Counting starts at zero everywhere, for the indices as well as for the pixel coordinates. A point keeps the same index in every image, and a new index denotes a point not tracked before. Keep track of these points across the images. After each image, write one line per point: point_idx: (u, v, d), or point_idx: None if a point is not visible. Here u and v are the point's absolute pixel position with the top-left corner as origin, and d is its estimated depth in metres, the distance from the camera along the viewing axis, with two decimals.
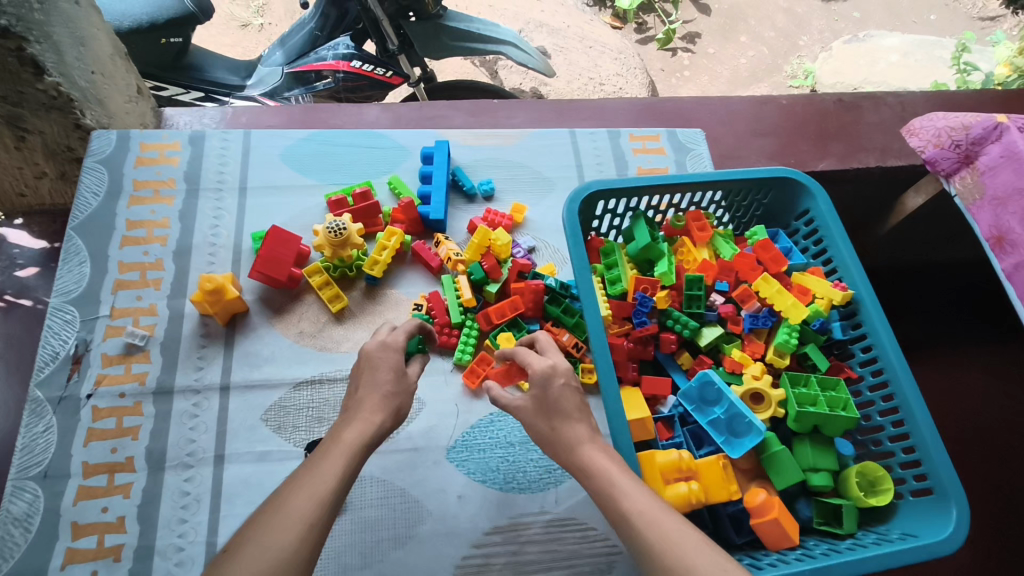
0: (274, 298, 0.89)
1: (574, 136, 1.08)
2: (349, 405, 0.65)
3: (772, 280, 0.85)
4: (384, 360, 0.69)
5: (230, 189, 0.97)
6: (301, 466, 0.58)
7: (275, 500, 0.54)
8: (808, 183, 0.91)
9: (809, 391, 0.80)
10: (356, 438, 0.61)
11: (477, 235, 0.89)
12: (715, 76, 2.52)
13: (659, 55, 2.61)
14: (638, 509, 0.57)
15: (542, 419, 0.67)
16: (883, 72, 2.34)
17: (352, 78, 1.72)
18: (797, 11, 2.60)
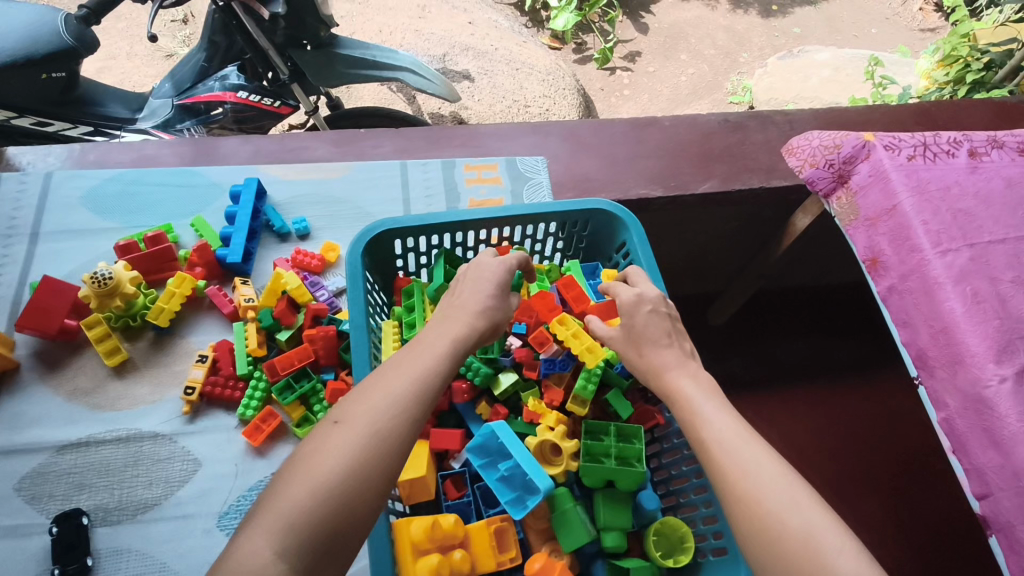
0: (51, 352, 0.84)
1: (404, 167, 1.04)
2: (445, 310, 0.67)
3: (569, 321, 0.79)
4: (491, 271, 0.71)
5: (20, 235, 0.92)
6: (395, 360, 0.60)
7: (375, 386, 0.57)
8: (619, 214, 0.86)
9: (602, 442, 0.74)
10: (444, 338, 0.63)
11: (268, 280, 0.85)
12: (656, 94, 2.51)
13: (599, 75, 2.61)
14: (718, 435, 0.59)
15: (631, 349, 0.69)
16: (816, 89, 2.28)
17: (241, 110, 1.64)
18: (738, 29, 2.69)
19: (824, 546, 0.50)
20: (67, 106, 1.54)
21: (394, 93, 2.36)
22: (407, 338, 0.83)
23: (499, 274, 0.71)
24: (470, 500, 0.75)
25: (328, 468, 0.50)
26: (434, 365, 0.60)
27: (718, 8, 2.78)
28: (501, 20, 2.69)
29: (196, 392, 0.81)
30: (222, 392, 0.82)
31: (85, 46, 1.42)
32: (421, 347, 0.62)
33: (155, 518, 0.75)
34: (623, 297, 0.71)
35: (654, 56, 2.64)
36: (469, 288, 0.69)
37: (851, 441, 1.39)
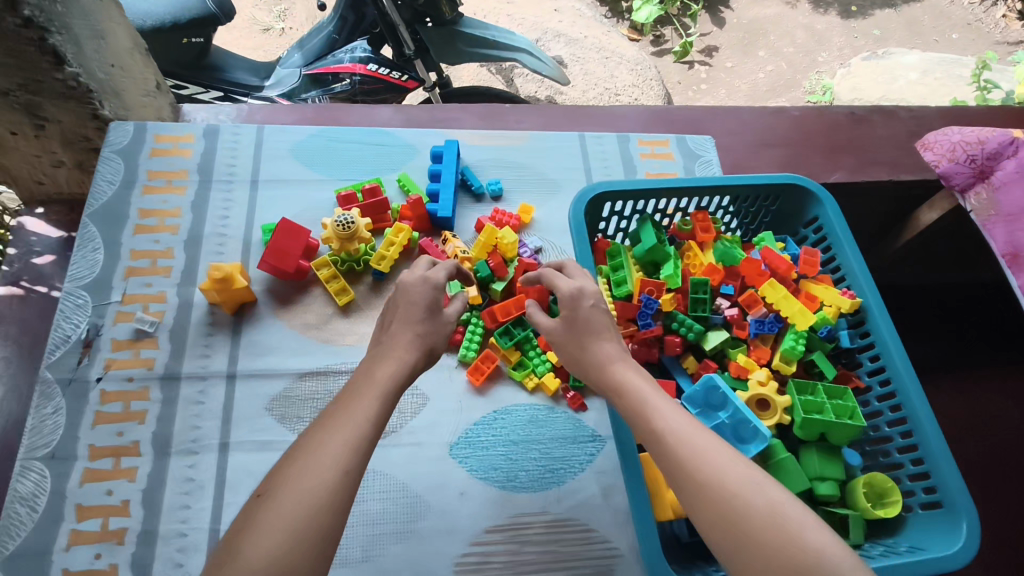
0: (282, 289, 0.90)
1: (582, 139, 1.09)
2: (382, 340, 0.66)
3: (779, 286, 0.84)
4: (421, 301, 0.69)
5: (241, 180, 0.98)
6: (333, 403, 0.58)
7: (309, 439, 0.54)
8: (816, 190, 0.90)
9: (815, 398, 0.79)
10: (384, 369, 0.62)
11: (484, 234, 0.91)
12: (732, 90, 2.34)
13: (675, 68, 2.44)
14: (672, 426, 0.59)
15: (574, 345, 0.70)
16: (902, 91, 2.15)
17: (369, 83, 1.66)
18: (817, 28, 2.47)
19: (793, 527, 0.50)
20: (199, 70, 1.61)
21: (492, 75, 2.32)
22: (616, 294, 0.88)
23: (429, 298, 0.69)
24: None
25: (271, 548, 0.47)
26: (379, 407, 0.58)
27: (797, 6, 2.53)
28: (582, 8, 2.56)
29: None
30: (443, 333, 0.89)
31: (224, 11, 1.50)
32: (359, 383, 0.60)
33: (393, 443, 0.81)
34: (564, 290, 0.71)
35: (732, 52, 2.44)
36: (402, 312, 0.68)
37: (986, 434, 1.31)
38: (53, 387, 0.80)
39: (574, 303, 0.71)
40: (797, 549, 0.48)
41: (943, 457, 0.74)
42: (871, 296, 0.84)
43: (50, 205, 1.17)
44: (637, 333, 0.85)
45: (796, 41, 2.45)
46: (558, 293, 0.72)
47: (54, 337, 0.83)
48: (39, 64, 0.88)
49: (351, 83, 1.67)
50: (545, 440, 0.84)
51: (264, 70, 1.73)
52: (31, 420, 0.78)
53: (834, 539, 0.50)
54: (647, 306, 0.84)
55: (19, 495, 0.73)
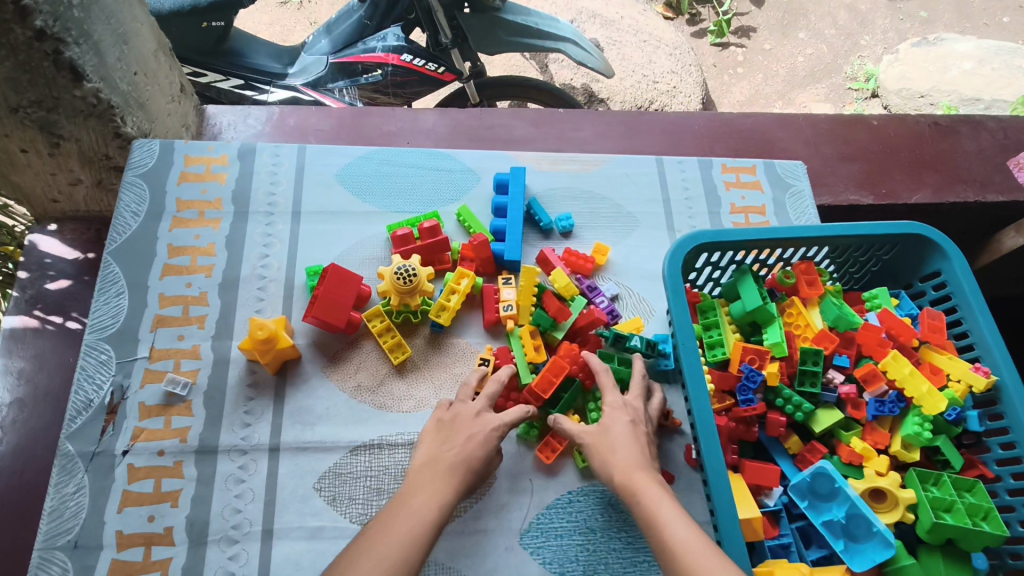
0: (330, 342, 0.80)
1: (661, 165, 0.97)
2: (436, 457, 0.65)
3: (903, 359, 0.74)
4: (479, 433, 0.67)
5: (282, 212, 0.87)
6: (386, 514, 0.59)
7: (363, 545, 0.56)
8: (943, 243, 0.79)
9: (943, 495, 0.69)
10: (434, 497, 0.61)
11: (527, 278, 0.80)
12: (771, 75, 2.14)
13: (711, 50, 2.22)
14: (681, 540, 0.56)
15: (603, 447, 0.67)
16: (954, 82, 1.97)
17: (401, 75, 1.51)
18: (861, 9, 2.26)
19: None
20: (218, 56, 1.44)
21: (525, 60, 2.13)
22: (710, 360, 0.78)
23: (490, 437, 0.68)
24: (790, 541, 0.71)
25: None
26: (427, 523, 0.58)
27: None
28: None
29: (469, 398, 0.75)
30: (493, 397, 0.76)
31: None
32: (407, 505, 0.59)
33: (457, 531, 0.72)
34: (609, 398, 0.71)
35: (770, 33, 2.22)
36: (462, 442, 0.66)
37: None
38: (74, 462, 0.70)
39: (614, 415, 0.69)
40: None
41: None
42: (1008, 373, 0.73)
43: (66, 224, 1.06)
44: (734, 408, 0.75)
45: (837, 22, 2.25)
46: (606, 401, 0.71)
47: (74, 401, 0.73)
48: (55, 81, 0.77)
49: (382, 74, 1.51)
50: (626, 527, 0.74)
51: (289, 55, 1.54)
52: (50, 500, 0.68)
53: None
54: (748, 379, 0.74)
55: None
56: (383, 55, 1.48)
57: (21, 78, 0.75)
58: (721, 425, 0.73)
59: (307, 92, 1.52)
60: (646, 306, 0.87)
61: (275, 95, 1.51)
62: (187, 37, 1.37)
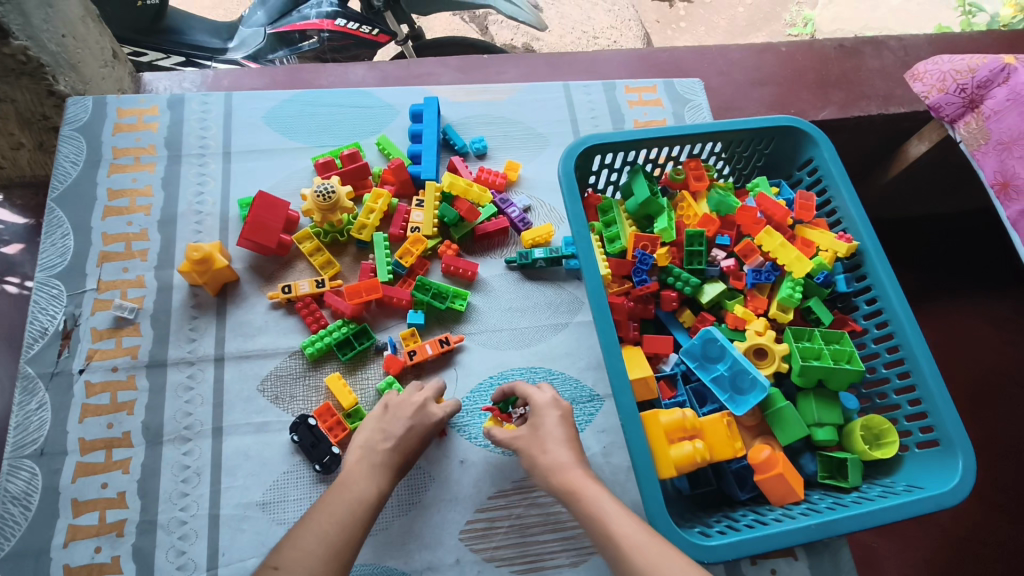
0: (265, 265, 0.87)
1: (568, 89, 1.05)
2: (375, 445, 0.68)
3: (775, 234, 0.83)
4: (420, 425, 0.71)
5: (213, 153, 0.94)
6: (323, 498, 0.63)
7: (307, 527, 0.60)
8: (811, 131, 0.88)
9: (813, 345, 0.79)
10: (373, 482, 0.65)
11: (379, 198, 0.88)
12: (712, 27, 2.16)
13: (654, 6, 2.24)
14: (626, 531, 0.58)
15: (536, 446, 0.68)
16: (885, 19, 2.10)
17: (337, 39, 1.56)
18: None
19: None
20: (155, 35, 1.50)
21: (466, 25, 2.21)
22: (609, 252, 0.86)
23: (427, 429, 0.72)
24: (685, 399, 0.80)
25: None
26: (363, 510, 0.62)
27: None
28: None
29: (293, 291, 0.83)
30: (306, 315, 0.83)
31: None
32: (349, 487, 0.64)
33: None
34: (540, 399, 0.72)
35: None
36: (402, 431, 0.70)
37: (965, 362, 1.39)
38: (35, 382, 0.77)
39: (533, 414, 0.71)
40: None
41: (943, 401, 0.74)
42: (868, 237, 0.82)
43: (13, 191, 1.12)
44: (633, 289, 0.84)
45: None
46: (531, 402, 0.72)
47: (31, 330, 0.80)
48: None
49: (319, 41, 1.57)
50: None
51: (229, 31, 1.61)
52: (15, 417, 0.75)
53: None
54: (641, 263, 0.82)
55: (12, 494, 0.72)
56: (319, 22, 1.54)
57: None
58: (620, 303, 0.82)
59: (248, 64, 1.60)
60: (556, 213, 0.95)
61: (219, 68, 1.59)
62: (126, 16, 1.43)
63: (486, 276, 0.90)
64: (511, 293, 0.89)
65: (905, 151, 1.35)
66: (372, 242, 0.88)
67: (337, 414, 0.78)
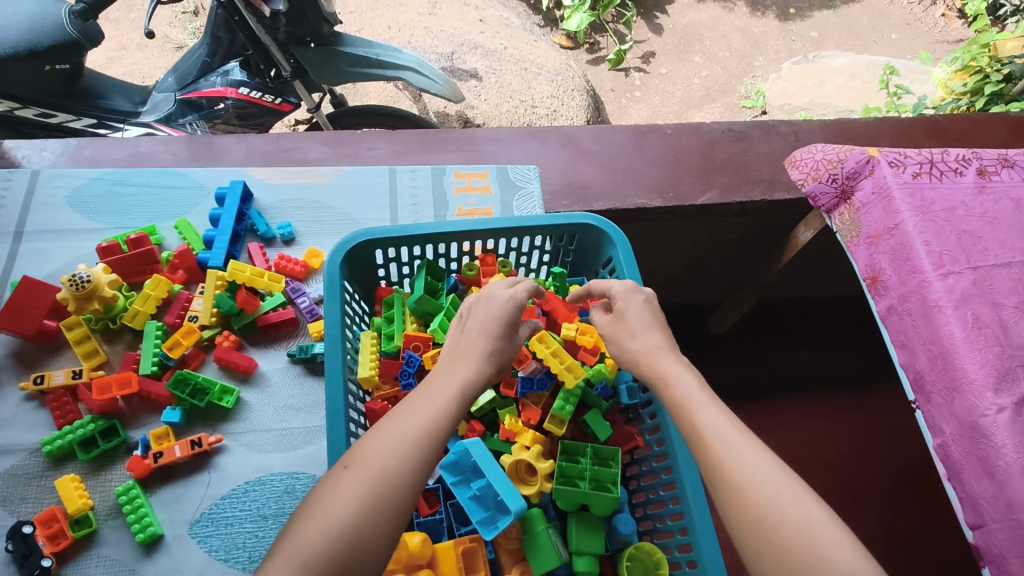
0: (30, 351, 0.83)
1: (393, 173, 1.04)
2: (456, 345, 0.65)
3: (551, 339, 0.78)
4: (506, 309, 0.68)
5: (4, 233, 0.91)
6: (405, 403, 0.58)
7: (384, 428, 0.55)
8: (606, 230, 0.84)
9: (576, 463, 0.72)
10: (454, 377, 0.61)
11: (151, 286, 0.84)
12: (668, 97, 2.39)
13: (610, 76, 2.49)
14: (716, 422, 0.57)
15: (624, 333, 0.69)
16: (830, 95, 2.13)
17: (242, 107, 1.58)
18: (754, 32, 2.58)
19: (824, 544, 0.48)
20: (71, 98, 1.49)
21: (399, 92, 2.26)
22: (384, 350, 0.81)
23: (508, 311, 0.67)
24: (442, 518, 0.73)
25: (337, 515, 0.48)
26: (447, 409, 0.57)
27: (735, 12, 2.67)
28: (512, 21, 2.59)
29: (44, 382, 0.79)
30: (54, 408, 0.78)
31: (88, 37, 1.37)
32: (432, 386, 0.60)
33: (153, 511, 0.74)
34: (619, 287, 0.73)
35: (667, 58, 2.53)
36: (481, 320, 0.67)
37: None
38: None
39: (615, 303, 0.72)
40: (825, 566, 0.47)
41: (703, 534, 0.65)
42: None
43: None
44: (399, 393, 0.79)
45: (732, 46, 2.56)
46: (610, 292, 0.74)
47: None
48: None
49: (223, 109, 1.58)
50: None
51: (139, 94, 1.60)
52: None
53: (872, 564, 0.48)
54: (407, 365, 0.78)
55: None
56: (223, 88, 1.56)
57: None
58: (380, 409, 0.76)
59: (161, 128, 1.61)
60: None
61: (130, 131, 1.60)
62: (38, 80, 1.40)
63: (265, 369, 0.85)
64: (290, 389, 0.84)
65: (793, 238, 1.27)
66: (144, 330, 0.84)
67: (63, 520, 0.71)
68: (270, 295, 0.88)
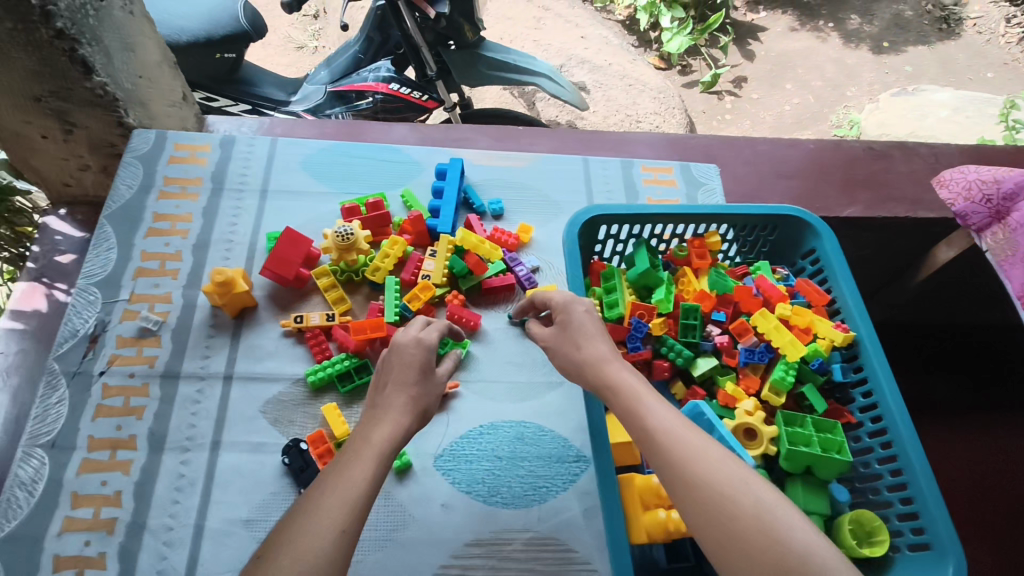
0: (283, 295, 0.94)
1: (586, 163, 1.11)
2: (375, 401, 0.67)
3: (770, 315, 0.85)
4: (418, 361, 0.70)
5: (251, 190, 1.02)
6: (331, 469, 0.60)
7: (307, 500, 0.57)
8: (814, 222, 0.90)
9: (802, 431, 0.78)
10: (380, 441, 0.63)
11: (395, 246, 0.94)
12: (757, 121, 2.30)
13: (702, 98, 2.41)
14: (663, 424, 0.60)
15: (568, 345, 0.71)
16: (932, 128, 2.09)
17: (391, 102, 1.66)
18: (847, 63, 2.46)
19: (782, 527, 0.51)
20: (229, 83, 1.63)
21: (514, 98, 2.34)
22: (607, 317, 0.88)
23: (417, 357, 0.71)
24: None
25: None
26: (366, 473, 0.59)
27: (828, 40, 2.55)
28: (611, 37, 2.56)
29: (303, 322, 0.89)
30: (313, 345, 0.88)
31: (256, 29, 1.52)
32: (353, 446, 0.62)
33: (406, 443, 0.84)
34: (558, 299, 0.75)
35: (758, 85, 2.42)
36: (395, 371, 0.69)
37: (1008, 478, 1.30)
38: (58, 378, 0.85)
39: (566, 312, 0.73)
40: (780, 549, 0.50)
41: (935, 505, 0.71)
42: (865, 330, 0.83)
43: (76, 207, 1.23)
44: (626, 355, 0.85)
45: (824, 76, 2.44)
46: (555, 301, 0.76)
47: (65, 330, 0.88)
48: (4, 40, 0.87)
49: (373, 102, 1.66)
50: (530, 457, 0.85)
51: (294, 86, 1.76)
52: (36, 407, 0.83)
53: (830, 546, 0.51)
54: (635, 330, 0.84)
55: (20, 480, 0.77)
56: (375, 84, 1.65)
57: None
58: None
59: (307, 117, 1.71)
60: (563, 276, 0.99)
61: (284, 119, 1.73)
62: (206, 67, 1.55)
63: (489, 328, 0.94)
64: (511, 348, 0.93)
65: (934, 256, 1.25)
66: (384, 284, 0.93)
67: (329, 441, 0.81)
68: (491, 262, 0.97)
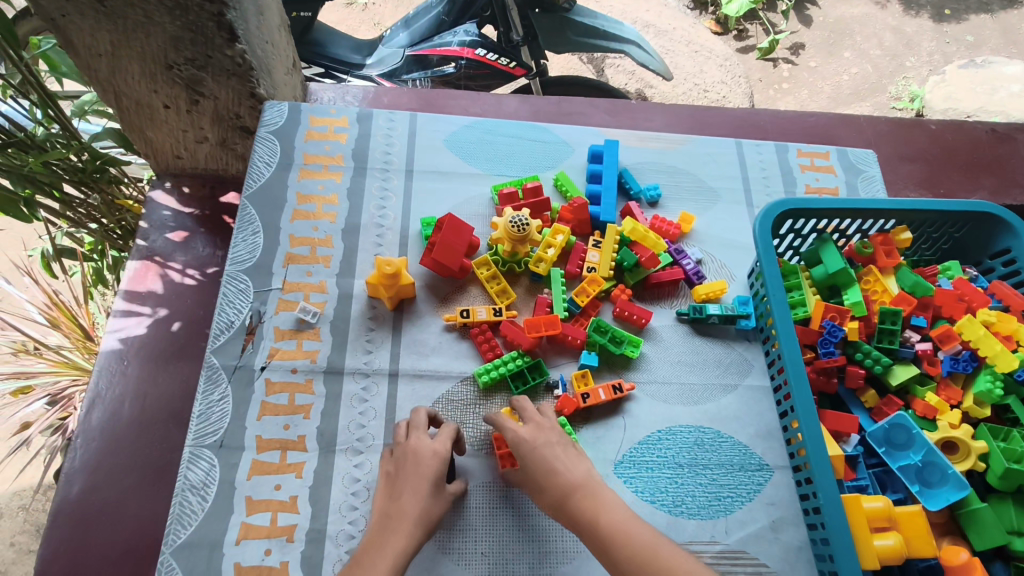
0: (440, 286, 0.89)
1: (740, 147, 1.05)
2: (387, 513, 0.66)
3: (978, 322, 0.80)
4: (421, 477, 0.68)
5: (396, 170, 0.96)
6: None
7: None
8: (1012, 222, 0.84)
9: (1014, 446, 0.74)
10: (390, 555, 0.62)
11: (563, 237, 0.88)
12: (816, 91, 2.17)
13: (758, 65, 2.25)
14: (635, 545, 0.60)
15: (525, 473, 0.69)
16: (1003, 103, 1.93)
17: (474, 67, 1.52)
18: (906, 31, 2.32)
19: None
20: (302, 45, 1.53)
21: (583, 65, 2.20)
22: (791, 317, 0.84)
23: (435, 469, 0.69)
24: (868, 483, 0.76)
25: None
26: None
27: (887, 7, 2.39)
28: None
29: (470, 316, 0.84)
30: (480, 341, 0.83)
31: None
32: (365, 566, 0.61)
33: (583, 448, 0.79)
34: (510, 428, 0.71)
35: (816, 51, 2.27)
36: (406, 487, 0.67)
37: None
38: (219, 373, 0.79)
39: (519, 441, 0.69)
40: None
41: None
42: None
43: (184, 179, 1.16)
44: (817, 360, 0.81)
45: (882, 43, 2.31)
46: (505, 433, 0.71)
47: (219, 321, 0.82)
48: (151, 4, 0.81)
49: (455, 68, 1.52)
50: (711, 465, 0.80)
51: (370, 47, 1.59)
52: (199, 405, 0.77)
53: None
54: (830, 334, 0.80)
55: (191, 483, 0.72)
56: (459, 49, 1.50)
57: (111, 9, 0.81)
58: None
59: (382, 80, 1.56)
60: (728, 271, 0.93)
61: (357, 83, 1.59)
62: None
63: (657, 325, 0.89)
64: (680, 346, 0.88)
65: None
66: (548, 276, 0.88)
67: None
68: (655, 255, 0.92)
